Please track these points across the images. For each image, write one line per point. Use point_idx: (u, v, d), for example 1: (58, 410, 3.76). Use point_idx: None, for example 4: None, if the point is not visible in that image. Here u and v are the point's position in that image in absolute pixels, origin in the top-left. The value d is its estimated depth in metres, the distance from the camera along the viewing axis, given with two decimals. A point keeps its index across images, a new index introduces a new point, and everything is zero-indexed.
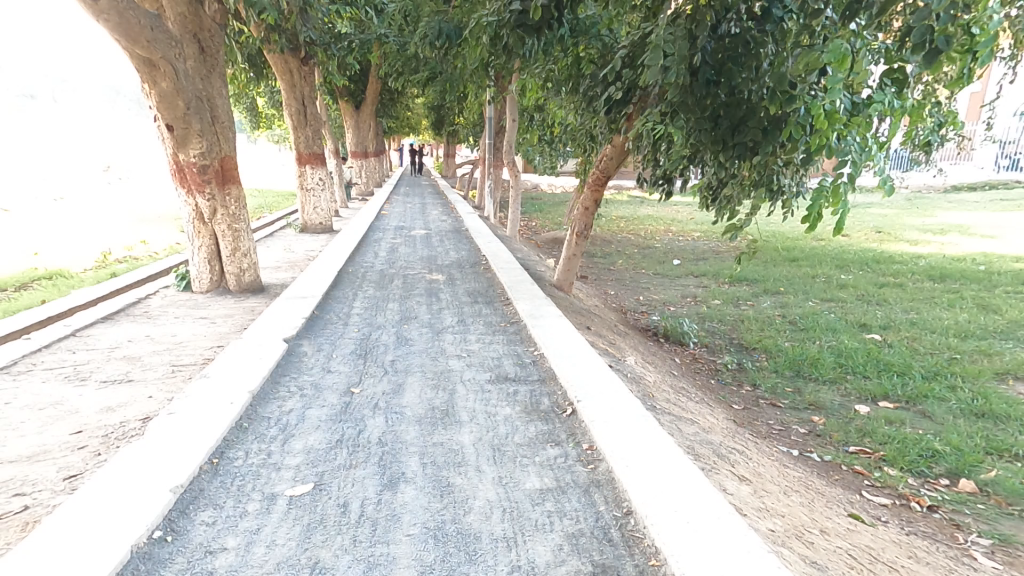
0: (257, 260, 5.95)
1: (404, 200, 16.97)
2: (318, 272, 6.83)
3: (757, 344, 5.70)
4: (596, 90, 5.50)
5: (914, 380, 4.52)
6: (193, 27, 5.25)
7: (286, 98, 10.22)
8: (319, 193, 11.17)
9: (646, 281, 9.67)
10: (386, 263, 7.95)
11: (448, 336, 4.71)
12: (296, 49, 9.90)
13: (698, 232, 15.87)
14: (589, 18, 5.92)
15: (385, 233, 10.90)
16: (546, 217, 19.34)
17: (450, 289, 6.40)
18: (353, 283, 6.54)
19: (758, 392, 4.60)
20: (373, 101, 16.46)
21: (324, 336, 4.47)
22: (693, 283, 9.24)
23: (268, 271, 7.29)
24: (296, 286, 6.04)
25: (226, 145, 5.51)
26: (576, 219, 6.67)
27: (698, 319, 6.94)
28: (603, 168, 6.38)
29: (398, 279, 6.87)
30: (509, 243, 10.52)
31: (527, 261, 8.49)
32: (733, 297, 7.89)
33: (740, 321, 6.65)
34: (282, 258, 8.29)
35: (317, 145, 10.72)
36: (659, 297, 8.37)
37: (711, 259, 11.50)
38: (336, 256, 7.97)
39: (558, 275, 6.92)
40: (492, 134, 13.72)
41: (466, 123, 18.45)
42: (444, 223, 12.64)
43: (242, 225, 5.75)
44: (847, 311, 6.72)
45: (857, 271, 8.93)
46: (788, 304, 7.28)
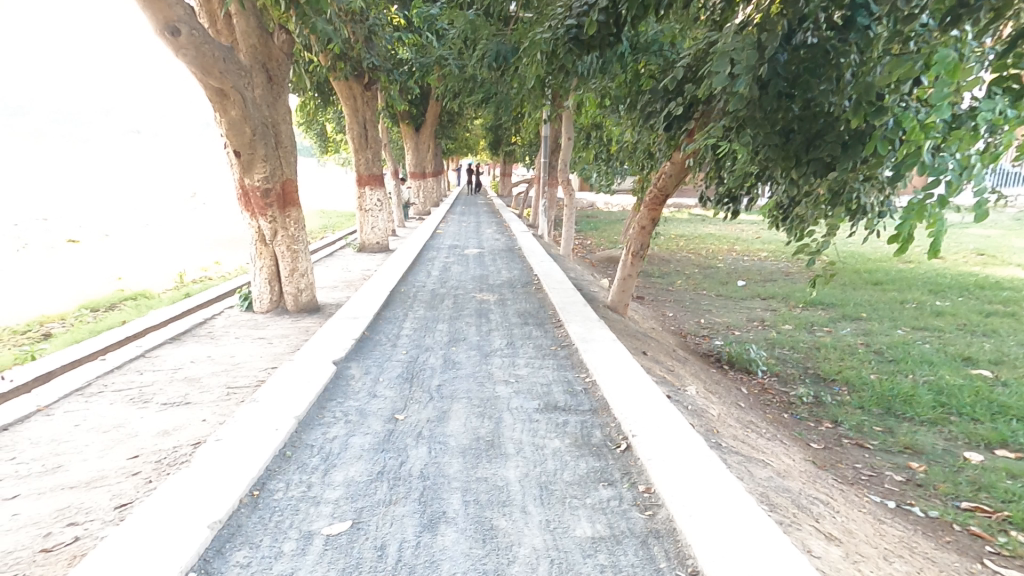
0: (313, 281, 6.09)
1: (460, 220, 17.23)
2: (372, 292, 6.92)
3: (837, 375, 5.19)
4: (655, 105, 5.27)
5: None
6: (262, 57, 5.53)
7: (350, 122, 10.65)
8: (377, 214, 11.42)
9: (709, 303, 9.19)
10: (439, 283, 7.97)
11: (497, 358, 4.58)
12: (360, 76, 10.34)
13: (765, 251, 15.07)
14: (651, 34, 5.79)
15: (439, 253, 11.00)
16: (602, 235, 19.04)
17: (501, 310, 6.28)
18: (405, 303, 6.57)
19: (840, 430, 4.14)
20: (432, 124, 16.91)
21: (372, 359, 4.46)
22: (761, 307, 8.68)
23: (325, 290, 7.48)
24: (349, 306, 6.14)
25: (288, 169, 5.72)
26: (632, 239, 6.41)
27: (767, 346, 6.45)
28: (661, 186, 6.10)
29: (450, 299, 6.84)
30: (564, 263, 10.34)
31: (582, 281, 8.28)
32: (807, 323, 7.31)
33: (816, 349, 6.12)
34: (339, 277, 8.51)
35: (377, 167, 11.05)
36: (723, 321, 7.90)
37: (780, 281, 10.82)
38: (390, 276, 8.08)
39: (613, 296, 6.65)
40: (548, 154, 13.70)
41: (523, 143, 18.60)
42: (498, 242, 12.65)
43: (300, 246, 5.90)
44: (944, 341, 6.03)
45: (956, 298, 8.08)
46: (871, 332, 6.65)
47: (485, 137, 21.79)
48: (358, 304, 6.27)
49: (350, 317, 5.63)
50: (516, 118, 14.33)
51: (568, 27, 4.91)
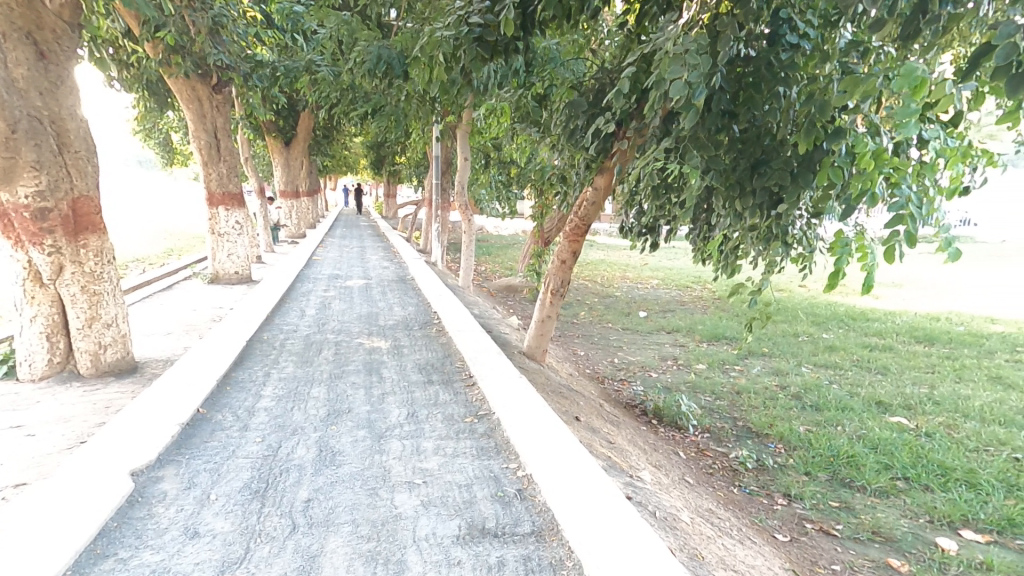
0: (124, 332, 4.77)
1: (341, 244, 15.54)
2: (217, 343, 5.31)
3: (769, 429, 4.77)
4: (578, 121, 4.50)
5: (993, 496, 3.68)
6: (27, 24, 4.08)
7: (195, 130, 8.79)
8: (235, 238, 9.56)
9: (617, 338, 8.73)
10: (314, 325, 6.52)
11: (395, 442, 3.39)
12: (207, 75, 8.62)
13: (656, 279, 15.41)
14: (548, 50, 5.20)
15: (315, 284, 9.43)
16: (496, 261, 18.42)
17: (396, 363, 5.09)
18: (266, 357, 5.12)
19: (797, 508, 3.58)
20: (306, 138, 15.22)
21: (202, 457, 3.05)
22: (668, 342, 8.41)
23: (149, 341, 5.67)
24: (180, 366, 4.54)
25: (80, 182, 4.35)
26: (550, 274, 5.56)
27: (688, 391, 5.98)
28: (584, 216, 5.34)
29: (329, 348, 5.54)
30: (461, 295, 9.36)
31: (485, 319, 7.35)
32: (718, 361, 7.05)
33: (737, 395, 5.76)
34: (178, 321, 6.66)
35: (233, 183, 9.26)
36: (636, 360, 7.41)
37: (678, 311, 10.85)
38: (248, 319, 6.43)
39: (529, 341, 5.76)
40: (439, 174, 12.74)
41: (411, 162, 17.60)
42: (386, 270, 11.32)
43: (102, 286, 4.59)
44: (850, 381, 5.99)
45: (839, 330, 8.45)
46: (781, 372, 6.48)
47: (369, 155, 20.28)
48: (192, 362, 4.67)
49: (178, 383, 4.07)
50: (406, 136, 13.31)
51: (470, 25, 3.96)
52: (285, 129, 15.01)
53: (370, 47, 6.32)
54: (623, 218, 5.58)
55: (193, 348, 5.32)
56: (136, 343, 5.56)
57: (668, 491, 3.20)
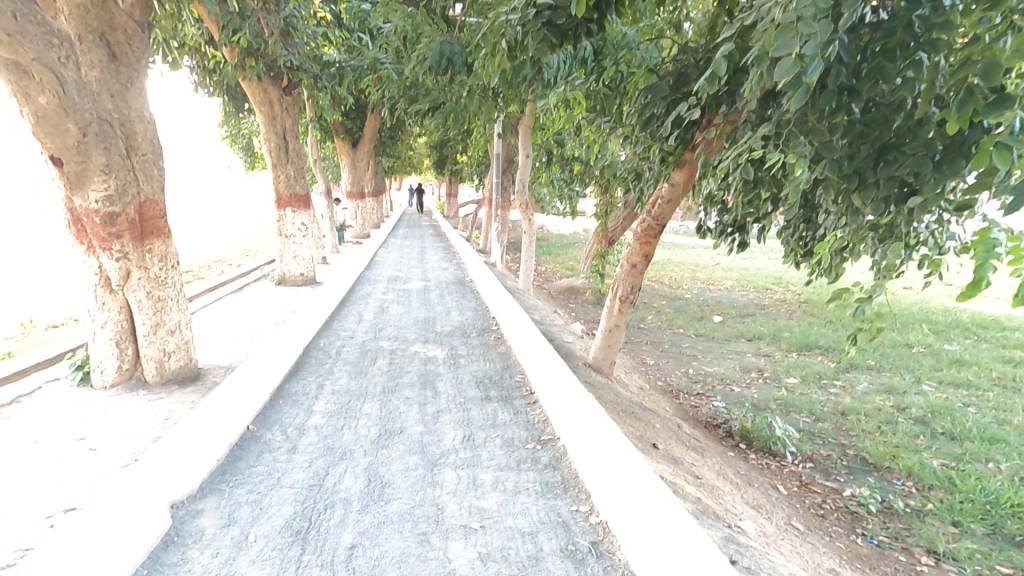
0: (188, 337, 4.69)
1: (403, 245, 15.64)
2: (274, 350, 5.22)
3: (892, 462, 4.06)
4: (656, 108, 3.96)
5: None
6: (99, 25, 4.08)
7: (266, 133, 8.95)
8: (300, 241, 9.63)
9: (692, 346, 8.06)
10: (371, 332, 6.36)
11: (449, 473, 3.03)
12: (278, 78, 8.77)
13: (731, 279, 14.40)
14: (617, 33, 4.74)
15: (375, 286, 9.37)
16: (556, 260, 17.98)
17: (452, 375, 4.79)
18: (320, 367, 4.96)
19: (951, 572, 2.98)
20: (371, 140, 15.39)
21: (246, 486, 2.84)
22: (751, 350, 7.65)
23: (214, 346, 5.67)
24: (237, 376, 4.45)
25: (147, 186, 4.28)
26: (619, 278, 5.03)
27: (782, 409, 5.29)
28: (658, 215, 4.78)
29: (384, 357, 5.33)
30: (523, 298, 8.99)
31: (549, 324, 6.93)
32: (814, 375, 6.26)
33: (844, 416, 5.02)
34: (242, 325, 6.70)
35: (300, 185, 9.34)
36: (716, 371, 6.75)
37: (759, 316, 9.97)
38: (308, 324, 6.36)
39: (595, 352, 5.27)
40: (500, 174, 12.41)
41: (472, 161, 17.50)
42: (446, 272, 11.15)
43: (167, 291, 4.49)
44: (993, 406, 5.11)
45: (961, 341, 7.36)
46: (896, 392, 5.62)
47: (430, 156, 20.41)
48: (246, 373, 4.57)
49: (229, 396, 3.94)
50: (467, 135, 13.11)
51: (537, 4, 3.55)
52: (351, 131, 15.28)
53: (432, 41, 6.06)
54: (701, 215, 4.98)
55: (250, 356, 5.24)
56: (198, 349, 5.56)
57: (787, 552, 2.67)
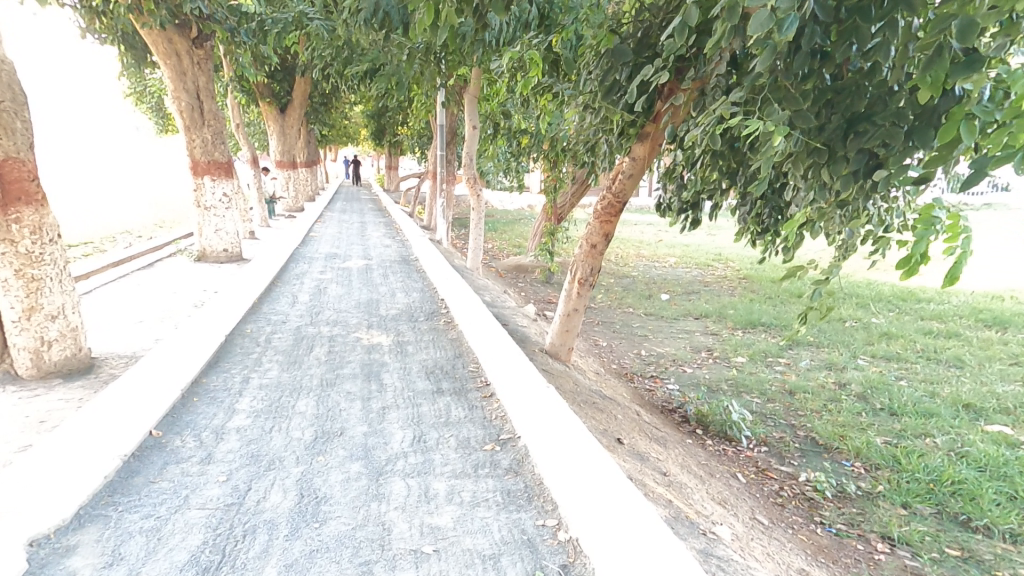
0: (76, 324, 4.02)
1: (341, 219, 14.72)
2: (186, 339, 4.57)
3: (843, 443, 4.06)
4: (618, 74, 3.61)
5: None
6: None
7: (175, 91, 7.95)
8: (223, 214, 8.71)
9: (641, 326, 7.98)
10: (307, 315, 5.80)
11: (397, 483, 2.66)
12: (185, 27, 7.77)
13: (674, 256, 14.60)
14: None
15: (310, 264, 8.65)
16: (503, 237, 17.61)
17: (399, 366, 4.41)
18: (245, 357, 4.39)
19: (906, 558, 2.94)
20: (301, 105, 14.11)
21: (141, 511, 2.35)
22: (698, 329, 7.67)
23: (112, 333, 4.91)
24: (139, 369, 3.83)
25: (7, 141, 3.51)
26: (578, 260, 4.76)
27: (732, 389, 5.26)
28: (619, 192, 4.50)
29: (321, 345, 4.82)
30: (469, 277, 8.59)
31: (498, 307, 6.59)
32: (761, 353, 6.30)
33: (792, 395, 5.04)
34: (151, 307, 5.89)
35: (219, 151, 8.42)
36: (666, 351, 6.68)
37: (703, 293, 10.09)
38: (229, 307, 5.67)
39: (553, 339, 5.01)
40: (444, 145, 11.80)
41: (414, 131, 16.70)
42: (387, 249, 10.51)
43: (44, 270, 3.77)
44: (924, 379, 5.31)
45: (889, 314, 7.70)
46: (836, 368, 5.71)
47: (369, 125, 19.32)
48: (151, 364, 3.93)
49: (127, 394, 3.34)
50: (408, 103, 12.38)
51: None
52: (280, 94, 14.12)
53: None
54: (661, 192, 4.75)
55: (157, 346, 4.56)
56: (93, 336, 4.78)
57: (758, 555, 2.51)
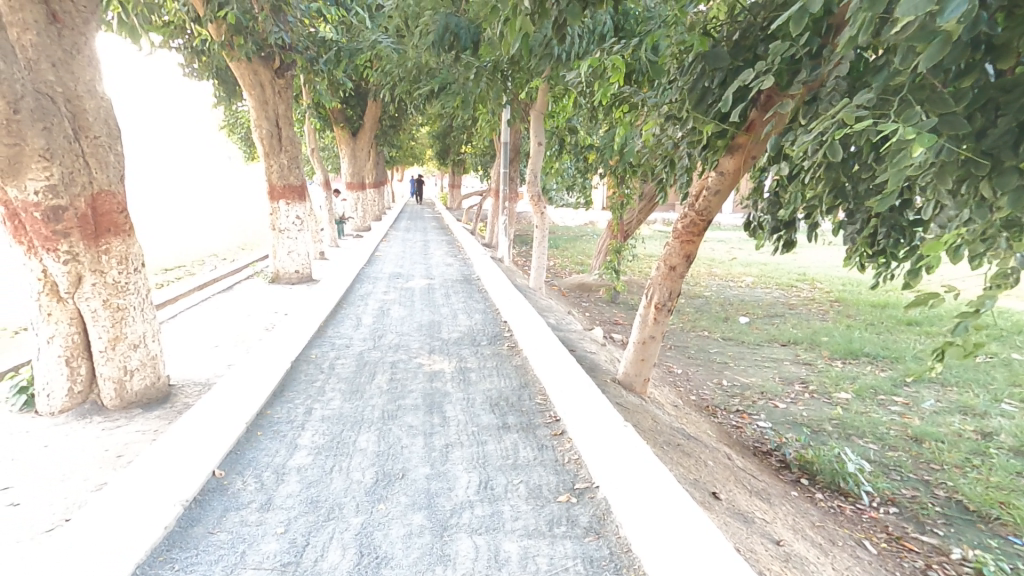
0: (156, 351, 4.06)
1: (405, 238, 14.97)
2: (255, 365, 4.56)
3: (1003, 511, 3.46)
4: (709, 81, 3.25)
5: None
6: None
7: (257, 119, 8.27)
8: (295, 237, 8.95)
9: (720, 352, 7.38)
10: (370, 339, 5.72)
11: (464, 542, 2.37)
12: (270, 58, 8.10)
13: (750, 275, 13.70)
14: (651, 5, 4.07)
15: (375, 285, 8.70)
16: (565, 255, 17.30)
17: (463, 397, 4.17)
18: (308, 385, 4.30)
19: None
20: (372, 128, 14.63)
21: (198, 569, 2.19)
22: (787, 357, 6.99)
23: (188, 358, 5.01)
24: (208, 398, 3.80)
25: (101, 174, 3.61)
26: (654, 283, 4.36)
27: (840, 432, 4.64)
28: (703, 208, 4.08)
29: (383, 372, 4.68)
30: (534, 298, 8.31)
31: (566, 331, 6.26)
32: (869, 390, 5.58)
33: (916, 444, 4.37)
34: (226, 330, 6.03)
35: (294, 175, 8.67)
36: (753, 382, 6.08)
37: (788, 317, 9.30)
38: (297, 331, 5.69)
39: (626, 368, 4.59)
40: (508, 163, 11.71)
41: (476, 151, 16.85)
42: (450, 269, 10.47)
43: (129, 299, 3.84)
44: None
45: (1022, 349, 6.69)
46: (973, 413, 5.04)
47: (433, 146, 19.74)
48: (219, 394, 3.89)
49: (193, 430, 3.27)
50: (473, 123, 12.44)
51: None
52: (352, 119, 14.69)
53: (437, 15, 5.45)
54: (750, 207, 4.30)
55: (226, 373, 4.57)
56: (172, 362, 4.89)
57: None
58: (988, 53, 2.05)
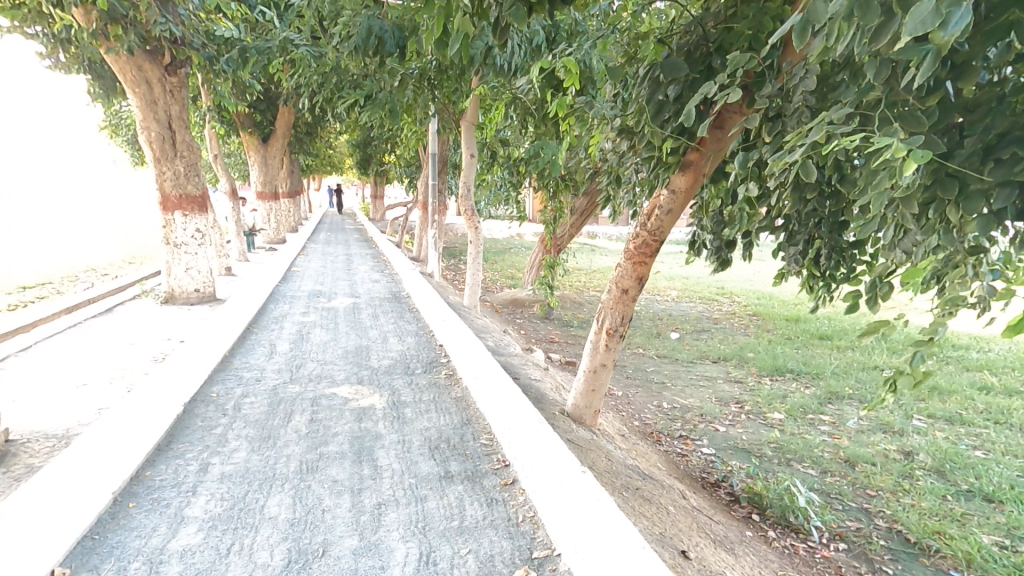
0: None
1: (326, 251, 14.01)
2: (133, 413, 3.77)
3: (945, 542, 3.43)
4: (665, 92, 2.97)
5: None
6: None
7: (144, 120, 7.28)
8: (195, 251, 7.92)
9: (656, 370, 7.34)
10: (286, 370, 5.01)
11: None
12: (157, 53, 7.19)
13: (675, 289, 14.13)
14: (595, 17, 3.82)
15: (292, 304, 7.89)
16: (496, 268, 17.04)
17: (397, 439, 3.66)
18: (207, 433, 3.59)
19: None
20: (285, 134, 13.58)
21: None
22: (719, 374, 7.06)
23: (42, 407, 4.09)
24: (64, 460, 3.03)
25: None
26: (606, 307, 4.12)
27: (781, 455, 4.61)
28: (655, 229, 3.88)
29: (303, 412, 4.04)
30: (467, 317, 7.88)
31: (503, 355, 5.89)
32: (800, 409, 5.65)
33: (852, 468, 4.41)
34: (100, 367, 5.11)
35: (192, 183, 7.70)
36: (691, 403, 6.02)
37: (715, 331, 9.55)
38: (192, 364, 4.89)
39: (575, 399, 4.29)
40: (436, 176, 11.25)
41: (402, 160, 16.26)
42: (377, 285, 9.80)
43: None
44: (1003, 450, 4.74)
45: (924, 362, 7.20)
46: (892, 431, 5.21)
47: (356, 154, 18.86)
48: (80, 455, 3.10)
49: (32, 514, 2.51)
50: (399, 132, 11.89)
51: None
52: (263, 123, 13.58)
53: (356, 18, 4.97)
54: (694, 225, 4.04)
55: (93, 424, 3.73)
56: (15, 411, 4.01)
57: None
58: (957, 70, 1.78)
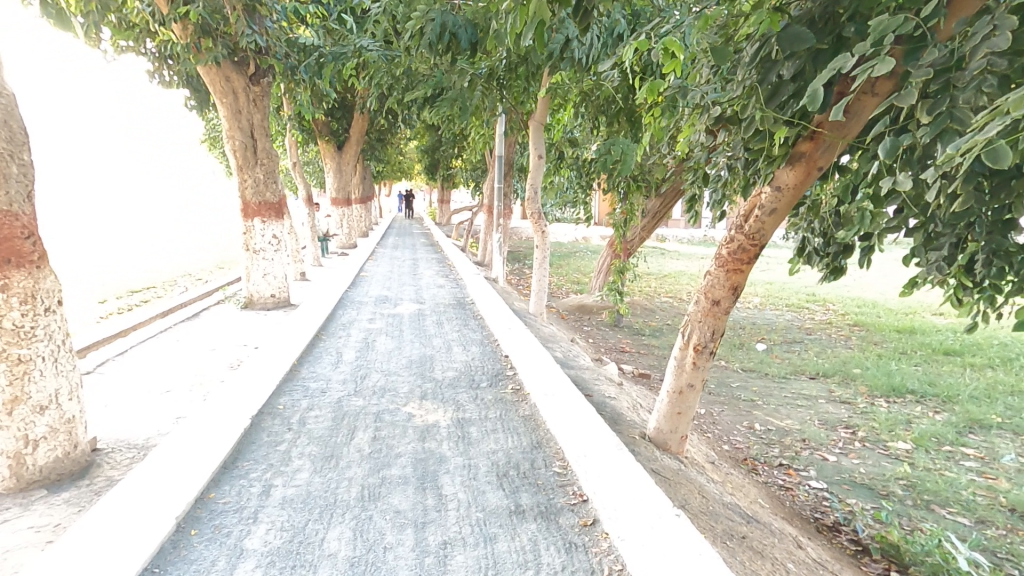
0: (72, 412, 3.23)
1: (393, 256, 14.23)
2: (205, 423, 3.73)
3: None
4: (783, 71, 2.53)
5: None
6: None
7: (230, 129, 7.54)
8: (272, 257, 8.12)
9: (743, 384, 6.69)
10: (351, 381, 4.89)
11: None
12: (243, 63, 7.41)
13: (756, 295, 13.16)
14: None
15: (359, 310, 7.90)
16: (561, 273, 16.68)
17: (463, 464, 3.37)
18: (270, 450, 3.47)
19: None
20: (358, 141, 13.93)
21: None
22: (820, 392, 6.32)
23: (126, 413, 4.16)
24: (133, 477, 2.97)
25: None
26: (696, 320, 3.63)
27: (919, 499, 3.96)
28: (755, 232, 3.37)
29: (366, 429, 3.86)
30: (535, 325, 7.56)
31: (577, 368, 5.49)
32: (932, 441, 4.91)
33: (1020, 522, 3.69)
34: (181, 372, 5.22)
35: (271, 190, 7.90)
36: (791, 425, 5.37)
37: (808, 342, 8.69)
38: (264, 372, 4.88)
39: (659, 423, 3.84)
40: (502, 178, 11.04)
41: (469, 164, 16.27)
42: (442, 290, 9.71)
43: (35, 347, 3.04)
44: None
45: None
46: None
47: (423, 160, 19.16)
48: (150, 470, 3.04)
49: (77, 557, 2.30)
50: (467, 137, 11.83)
51: None
52: (338, 132, 14.00)
53: (429, 12, 4.79)
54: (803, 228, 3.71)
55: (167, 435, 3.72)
56: (103, 418, 4.08)
57: None
58: None
